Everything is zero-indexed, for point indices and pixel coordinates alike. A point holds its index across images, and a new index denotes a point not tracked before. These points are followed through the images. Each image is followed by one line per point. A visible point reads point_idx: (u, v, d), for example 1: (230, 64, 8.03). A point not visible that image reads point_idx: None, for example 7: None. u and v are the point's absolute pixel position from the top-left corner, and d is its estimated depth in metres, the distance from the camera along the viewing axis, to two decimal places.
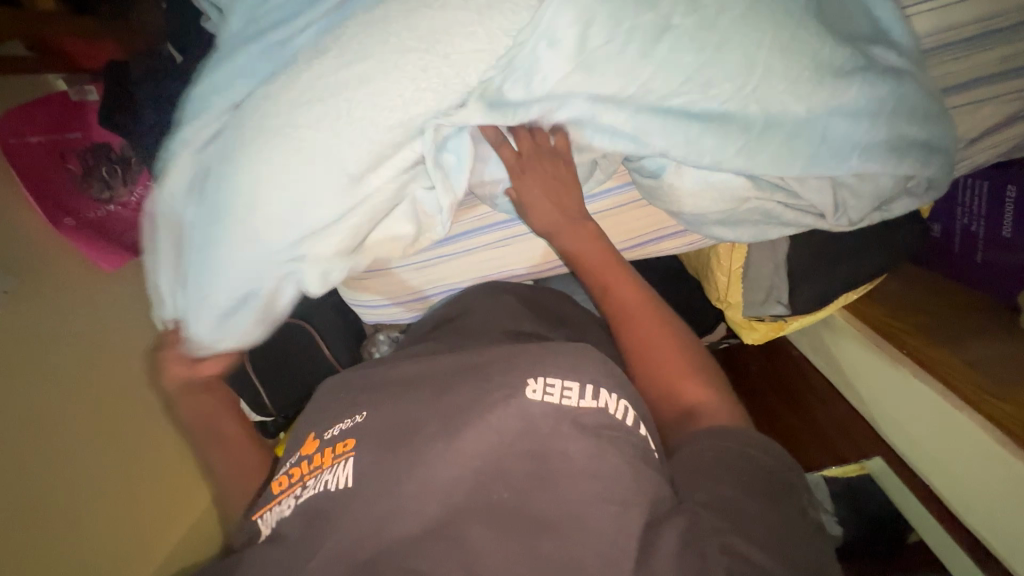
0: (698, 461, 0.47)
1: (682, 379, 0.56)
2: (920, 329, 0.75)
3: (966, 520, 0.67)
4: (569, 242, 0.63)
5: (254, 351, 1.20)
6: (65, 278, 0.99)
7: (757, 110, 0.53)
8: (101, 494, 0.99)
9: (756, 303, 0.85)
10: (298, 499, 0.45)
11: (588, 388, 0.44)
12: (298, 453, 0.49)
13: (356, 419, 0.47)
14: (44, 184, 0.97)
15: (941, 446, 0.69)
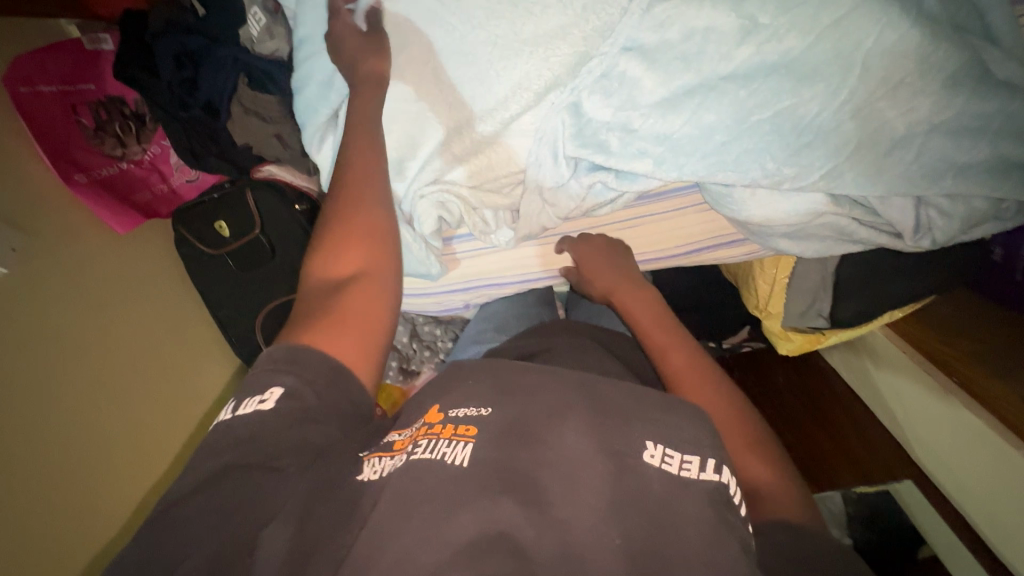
0: (786, 552, 0.47)
1: (742, 450, 0.56)
2: (971, 355, 0.72)
3: (1007, 558, 0.67)
4: (619, 296, 0.71)
5: (265, 324, 1.16)
6: (78, 236, 0.96)
7: (843, 124, 0.56)
8: (114, 451, 0.94)
9: (797, 313, 0.82)
10: (410, 456, 0.43)
11: (709, 461, 0.42)
12: (420, 420, 0.49)
13: (482, 411, 0.46)
14: (59, 141, 0.92)
15: (988, 480, 0.67)
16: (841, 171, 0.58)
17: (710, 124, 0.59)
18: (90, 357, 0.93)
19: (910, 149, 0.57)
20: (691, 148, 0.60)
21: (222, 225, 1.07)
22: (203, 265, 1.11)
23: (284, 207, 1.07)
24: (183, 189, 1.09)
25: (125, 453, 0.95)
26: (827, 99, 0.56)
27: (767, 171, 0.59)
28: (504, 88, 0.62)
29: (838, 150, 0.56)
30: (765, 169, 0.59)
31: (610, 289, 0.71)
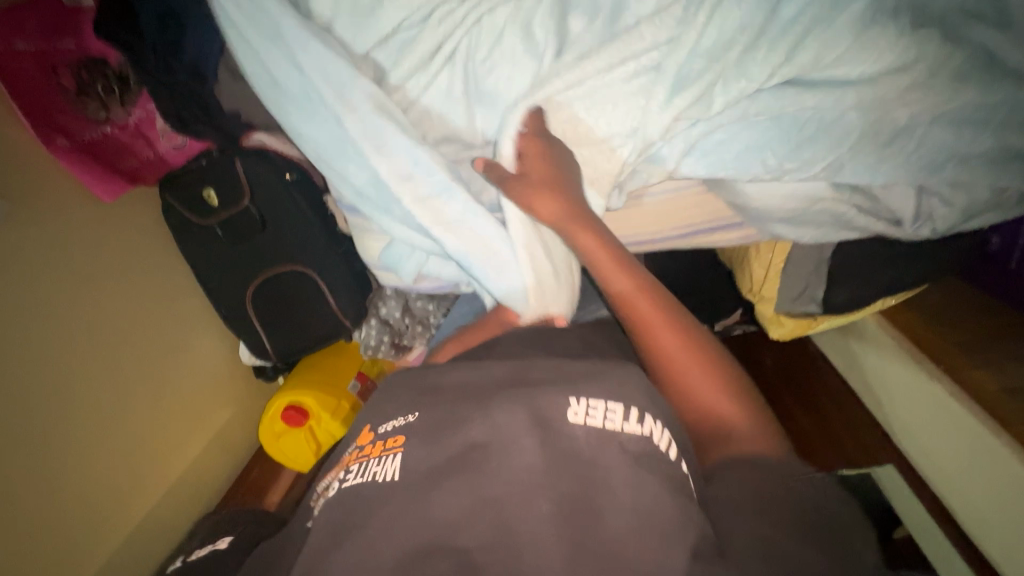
0: (736, 492, 0.47)
1: (711, 399, 0.56)
2: (960, 344, 0.73)
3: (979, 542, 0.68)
4: (572, 225, 0.63)
5: (257, 295, 1.16)
6: (64, 206, 0.93)
7: (844, 118, 0.58)
8: (100, 428, 0.99)
9: (789, 298, 0.81)
10: (342, 482, 0.44)
11: (631, 412, 0.45)
12: (354, 443, 0.50)
13: (409, 418, 0.47)
14: (37, 102, 0.87)
15: (964, 470, 0.69)
16: (841, 169, 0.60)
17: (719, 126, 0.61)
18: (77, 335, 0.95)
19: (912, 140, 0.57)
20: (700, 147, 0.63)
21: (211, 194, 1.05)
22: (193, 234, 1.09)
23: (276, 178, 1.05)
24: (171, 156, 1.04)
25: (115, 434, 1.01)
26: (833, 91, 0.57)
27: (768, 167, 0.61)
28: (522, 75, 0.65)
29: (836, 139, 0.58)
30: (766, 163, 0.61)
31: (562, 219, 0.63)
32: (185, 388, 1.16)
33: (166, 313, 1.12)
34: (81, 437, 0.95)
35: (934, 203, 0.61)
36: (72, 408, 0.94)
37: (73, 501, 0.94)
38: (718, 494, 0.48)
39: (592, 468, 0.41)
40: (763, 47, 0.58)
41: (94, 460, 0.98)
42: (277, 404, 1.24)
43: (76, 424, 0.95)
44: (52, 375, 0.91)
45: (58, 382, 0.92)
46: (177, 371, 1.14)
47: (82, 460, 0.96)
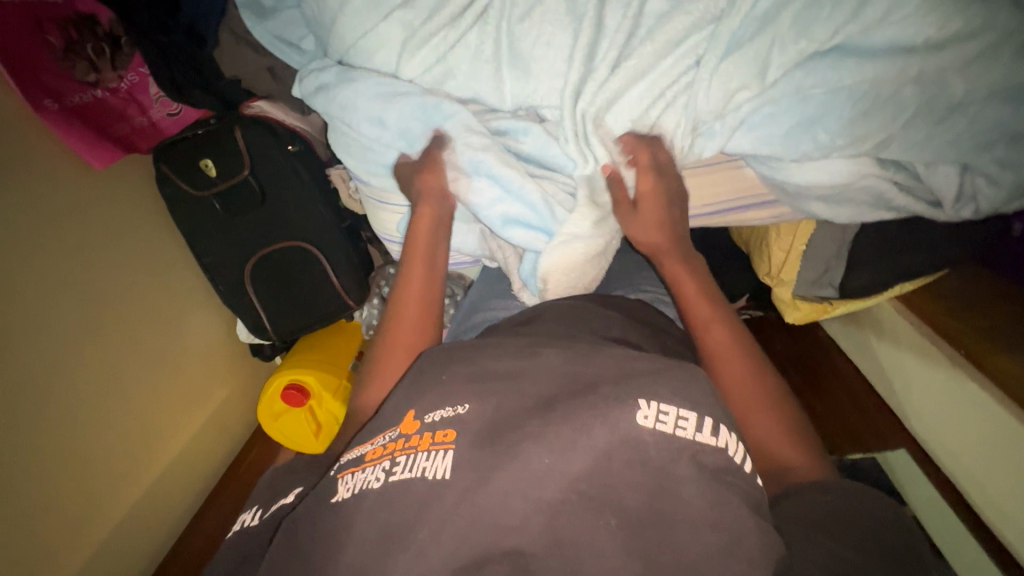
0: (814, 512, 0.45)
1: (766, 440, 0.54)
2: (982, 333, 0.73)
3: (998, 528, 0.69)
4: (670, 263, 0.67)
5: (257, 271, 1.12)
6: (53, 176, 0.88)
7: (901, 92, 0.57)
8: (96, 406, 0.96)
9: (808, 280, 0.82)
10: (388, 475, 0.41)
11: (707, 423, 0.41)
12: (396, 429, 0.46)
13: (459, 410, 0.44)
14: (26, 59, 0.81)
15: (983, 455, 0.70)
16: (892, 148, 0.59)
17: (770, 100, 0.61)
18: (71, 309, 0.91)
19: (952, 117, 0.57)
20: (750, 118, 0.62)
21: (209, 165, 1.01)
22: (187, 206, 1.04)
23: (277, 148, 1.00)
24: (163, 123, 1.02)
25: (115, 409, 0.99)
26: (891, 65, 0.56)
27: (818, 144, 0.60)
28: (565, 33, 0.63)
29: (893, 113, 0.57)
30: (816, 140, 0.60)
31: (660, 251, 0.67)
32: (180, 364, 1.12)
33: (162, 290, 1.08)
34: (82, 409, 0.94)
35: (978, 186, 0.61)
36: (71, 380, 0.92)
37: (69, 481, 0.92)
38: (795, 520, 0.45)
39: (659, 473, 0.38)
40: (825, 7, 0.56)
41: (92, 434, 0.95)
42: (277, 382, 1.21)
43: (75, 397, 0.92)
44: (51, 347, 0.89)
45: (57, 353, 0.90)
46: (174, 348, 1.11)
47: (81, 433, 0.94)
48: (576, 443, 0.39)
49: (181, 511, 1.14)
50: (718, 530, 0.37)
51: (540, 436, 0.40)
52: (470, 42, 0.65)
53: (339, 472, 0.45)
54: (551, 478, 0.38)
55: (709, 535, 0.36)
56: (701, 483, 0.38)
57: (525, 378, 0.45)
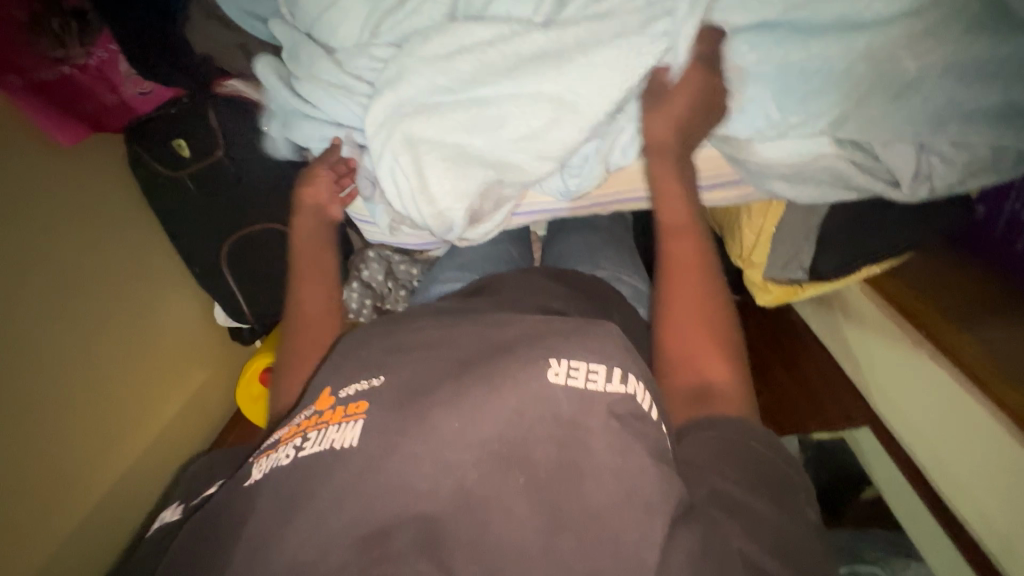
0: (704, 448, 0.47)
1: (699, 359, 0.55)
2: (941, 312, 0.75)
3: (957, 509, 0.72)
4: (661, 169, 0.64)
5: (230, 253, 1.11)
6: (16, 153, 0.86)
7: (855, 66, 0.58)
8: (74, 389, 0.96)
9: (778, 265, 0.82)
10: (298, 451, 0.41)
11: (615, 374, 0.43)
12: (312, 406, 0.46)
13: (373, 382, 0.44)
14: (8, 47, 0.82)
15: (938, 431, 0.73)
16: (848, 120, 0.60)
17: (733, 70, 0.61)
18: (43, 292, 0.91)
19: (890, 94, 0.59)
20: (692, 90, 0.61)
21: (181, 144, 1.00)
22: (158, 187, 1.04)
23: (252, 128, 0.99)
24: (135, 102, 0.99)
25: (84, 394, 0.98)
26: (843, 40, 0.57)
27: (774, 120, 0.62)
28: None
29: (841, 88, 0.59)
30: (770, 116, 0.62)
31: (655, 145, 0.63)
32: (159, 348, 1.12)
33: (134, 274, 1.07)
34: (49, 394, 0.92)
35: (933, 164, 0.63)
36: (37, 363, 0.90)
37: (46, 462, 0.92)
38: (687, 455, 0.48)
39: (568, 431, 0.40)
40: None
41: (60, 419, 0.94)
42: (254, 366, 1.21)
43: (40, 381, 0.91)
44: (18, 328, 0.87)
45: (25, 335, 0.88)
46: (149, 334, 1.10)
47: (47, 419, 0.92)
48: (497, 408, 0.40)
49: (162, 492, 1.14)
50: (622, 485, 0.39)
51: (462, 407, 0.41)
52: (425, 13, 0.66)
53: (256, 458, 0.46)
54: (462, 443, 0.39)
55: (613, 489, 0.38)
56: (611, 442, 0.40)
57: (447, 344, 0.47)
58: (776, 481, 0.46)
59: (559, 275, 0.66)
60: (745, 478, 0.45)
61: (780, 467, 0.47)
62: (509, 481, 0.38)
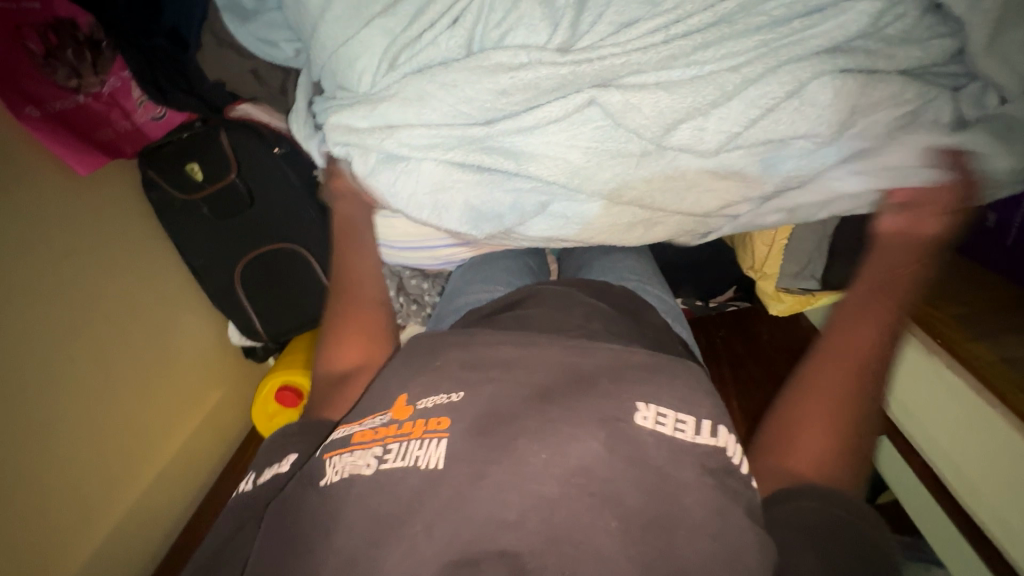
0: (805, 518, 0.49)
1: (811, 442, 0.55)
2: (955, 319, 0.75)
3: (979, 518, 0.71)
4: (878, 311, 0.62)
5: (248, 270, 1.14)
6: (43, 183, 0.89)
7: (866, 89, 0.60)
8: (92, 410, 0.97)
9: (791, 274, 0.83)
10: (381, 462, 0.43)
11: (704, 425, 0.43)
12: (387, 414, 0.47)
13: (453, 399, 0.45)
14: (27, 83, 0.84)
15: (960, 443, 0.72)
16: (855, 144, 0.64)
17: (752, 85, 0.61)
18: (66, 313, 0.92)
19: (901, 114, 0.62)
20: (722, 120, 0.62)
21: (195, 168, 1.03)
22: (178, 210, 1.06)
23: (264, 151, 1.03)
24: (148, 127, 1.02)
25: (101, 419, 0.98)
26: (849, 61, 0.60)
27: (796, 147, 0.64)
28: (539, 25, 0.65)
29: (852, 106, 0.60)
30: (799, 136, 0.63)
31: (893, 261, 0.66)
32: (174, 366, 1.13)
33: (152, 298, 1.09)
34: (66, 421, 0.93)
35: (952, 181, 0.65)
36: (54, 391, 0.91)
37: (68, 482, 0.93)
38: (783, 527, 0.49)
39: (649, 464, 0.40)
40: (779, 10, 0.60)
41: (78, 444, 0.94)
42: (270, 385, 1.22)
43: (57, 409, 0.91)
44: (37, 356, 0.88)
45: (45, 362, 0.89)
46: (164, 357, 1.11)
47: (64, 445, 0.92)
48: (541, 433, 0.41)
49: (177, 517, 1.14)
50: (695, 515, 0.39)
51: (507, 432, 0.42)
52: (444, 44, 0.67)
53: (325, 454, 0.47)
54: (544, 476, 0.39)
55: (661, 514, 0.39)
56: (688, 481, 0.40)
57: (519, 369, 0.47)
58: (860, 544, 0.47)
59: (588, 286, 0.67)
60: (831, 547, 0.46)
61: (865, 533, 0.48)
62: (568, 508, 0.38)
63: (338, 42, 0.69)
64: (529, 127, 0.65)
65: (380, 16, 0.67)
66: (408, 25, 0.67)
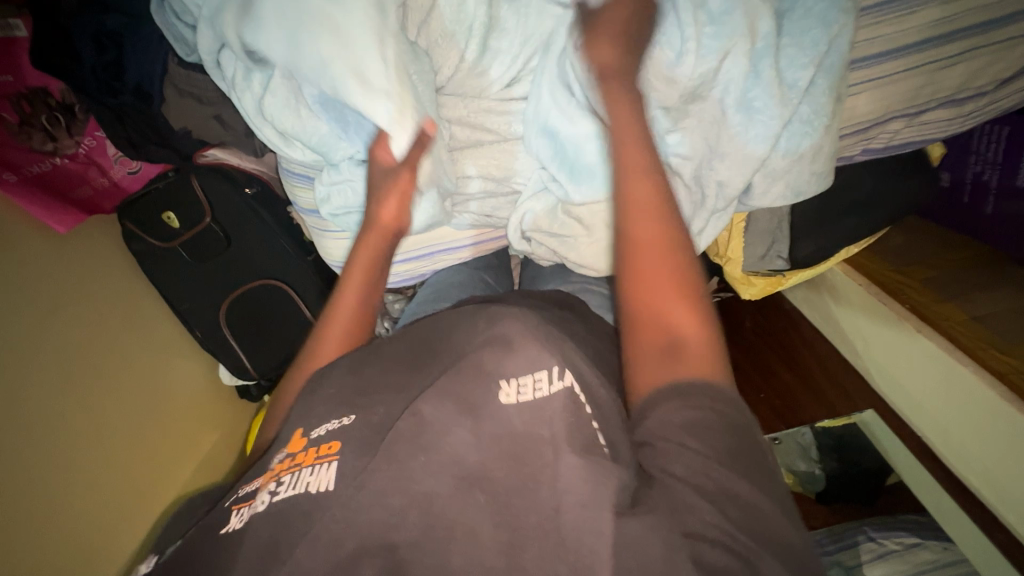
0: (671, 424, 0.42)
1: (664, 320, 0.47)
2: (922, 284, 0.77)
3: (978, 492, 0.70)
4: (631, 166, 0.51)
5: (230, 312, 1.17)
6: (20, 243, 0.91)
7: (829, 51, 0.58)
8: (100, 464, 0.98)
9: (756, 257, 0.79)
10: (274, 496, 0.41)
11: (555, 371, 0.42)
12: (285, 450, 0.47)
13: (344, 421, 0.45)
14: (17, 161, 0.91)
15: (939, 403, 0.72)
16: (800, 93, 0.59)
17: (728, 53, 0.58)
18: (58, 367, 0.93)
19: (857, 73, 0.61)
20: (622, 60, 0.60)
21: (171, 217, 1.06)
22: (156, 257, 1.09)
23: (235, 192, 1.06)
24: (125, 181, 1.07)
25: (103, 468, 0.98)
26: (819, 27, 0.57)
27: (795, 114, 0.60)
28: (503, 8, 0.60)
29: (829, 65, 0.59)
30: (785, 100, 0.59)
31: (620, 142, 0.52)
32: (166, 414, 1.13)
33: (139, 347, 1.10)
34: (70, 473, 0.92)
35: (908, 127, 0.66)
36: (57, 444, 0.91)
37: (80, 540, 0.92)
38: (661, 431, 0.42)
39: (533, 444, 0.40)
40: None
41: (83, 494, 0.94)
42: None
43: (61, 460, 0.91)
44: (41, 408, 0.89)
45: (47, 414, 0.90)
46: (156, 402, 1.11)
47: (72, 496, 0.92)
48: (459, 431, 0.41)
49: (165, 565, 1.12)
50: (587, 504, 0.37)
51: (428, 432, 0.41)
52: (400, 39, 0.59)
53: (233, 504, 0.45)
54: (446, 469, 0.39)
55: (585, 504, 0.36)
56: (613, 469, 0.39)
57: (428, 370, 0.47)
58: (738, 443, 0.41)
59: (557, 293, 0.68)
60: (718, 453, 0.40)
61: (733, 421, 0.42)
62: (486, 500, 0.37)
63: None
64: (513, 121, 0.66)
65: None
66: None
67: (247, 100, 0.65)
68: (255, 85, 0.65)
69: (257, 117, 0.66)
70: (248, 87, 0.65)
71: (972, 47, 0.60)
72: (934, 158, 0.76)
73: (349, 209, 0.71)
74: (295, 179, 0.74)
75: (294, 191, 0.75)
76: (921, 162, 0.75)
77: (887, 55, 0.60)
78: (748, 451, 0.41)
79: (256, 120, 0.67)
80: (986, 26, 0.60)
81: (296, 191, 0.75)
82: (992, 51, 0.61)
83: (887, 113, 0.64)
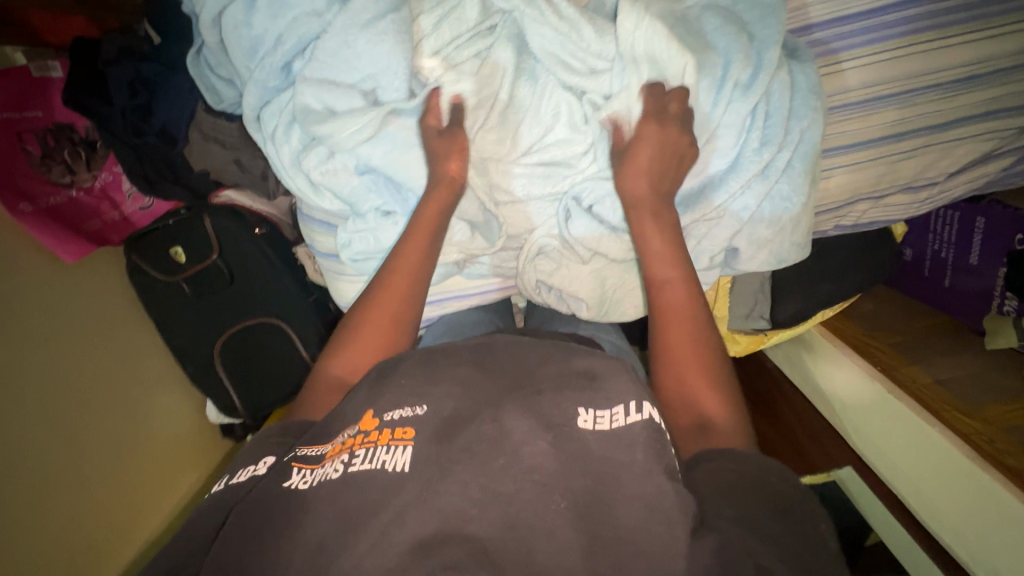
0: (718, 479, 0.46)
1: (699, 392, 0.55)
2: (892, 347, 0.83)
3: (952, 548, 0.73)
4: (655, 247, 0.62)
5: (224, 350, 1.18)
6: (27, 268, 0.92)
7: (807, 141, 0.66)
8: (80, 497, 0.95)
9: (741, 316, 0.85)
10: (348, 466, 0.45)
11: (631, 403, 0.47)
12: (354, 427, 0.50)
13: (416, 410, 0.48)
14: (33, 190, 0.93)
15: (912, 457, 0.76)
16: (777, 173, 0.67)
17: (719, 133, 0.66)
18: (51, 395, 0.92)
19: (828, 157, 0.70)
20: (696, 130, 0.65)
21: (178, 252, 1.08)
22: (157, 290, 1.11)
23: (245, 233, 1.08)
24: (135, 217, 1.08)
25: (82, 499, 0.95)
26: (796, 120, 0.66)
27: (778, 192, 0.68)
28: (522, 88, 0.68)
29: (806, 152, 0.66)
30: (770, 179, 0.67)
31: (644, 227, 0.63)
32: (149, 447, 1.11)
33: (128, 378, 1.09)
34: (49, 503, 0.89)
35: (874, 209, 0.74)
36: (41, 472, 0.89)
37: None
38: (705, 482, 0.47)
39: (601, 460, 0.43)
40: (738, 66, 0.63)
41: (58, 527, 0.91)
42: None
43: (41, 490, 0.88)
44: (30, 434, 0.88)
45: (34, 441, 0.89)
46: (140, 434, 1.09)
47: (48, 527, 0.89)
48: (481, 461, 0.43)
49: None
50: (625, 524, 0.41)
51: (451, 458, 0.44)
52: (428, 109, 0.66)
53: (296, 460, 0.48)
54: (473, 491, 0.42)
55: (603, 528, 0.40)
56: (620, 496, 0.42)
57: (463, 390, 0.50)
58: (780, 499, 0.45)
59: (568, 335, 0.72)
60: (761, 511, 0.43)
61: (788, 495, 0.45)
62: (516, 521, 0.40)
63: (324, 110, 0.67)
64: (526, 186, 0.71)
65: (324, 33, 0.66)
66: (388, 92, 0.67)
67: (284, 152, 0.71)
68: (293, 140, 0.70)
69: (288, 167, 0.71)
70: (284, 140, 0.70)
71: (926, 143, 0.69)
72: (898, 235, 0.85)
73: (367, 254, 0.75)
74: (316, 225, 0.78)
75: (313, 234, 0.79)
76: (887, 237, 0.83)
77: (852, 146, 0.69)
78: (798, 515, 0.44)
79: (286, 169, 0.72)
80: (939, 126, 0.69)
81: (317, 236, 0.79)
82: (941, 149, 0.70)
83: (857, 196, 0.73)
